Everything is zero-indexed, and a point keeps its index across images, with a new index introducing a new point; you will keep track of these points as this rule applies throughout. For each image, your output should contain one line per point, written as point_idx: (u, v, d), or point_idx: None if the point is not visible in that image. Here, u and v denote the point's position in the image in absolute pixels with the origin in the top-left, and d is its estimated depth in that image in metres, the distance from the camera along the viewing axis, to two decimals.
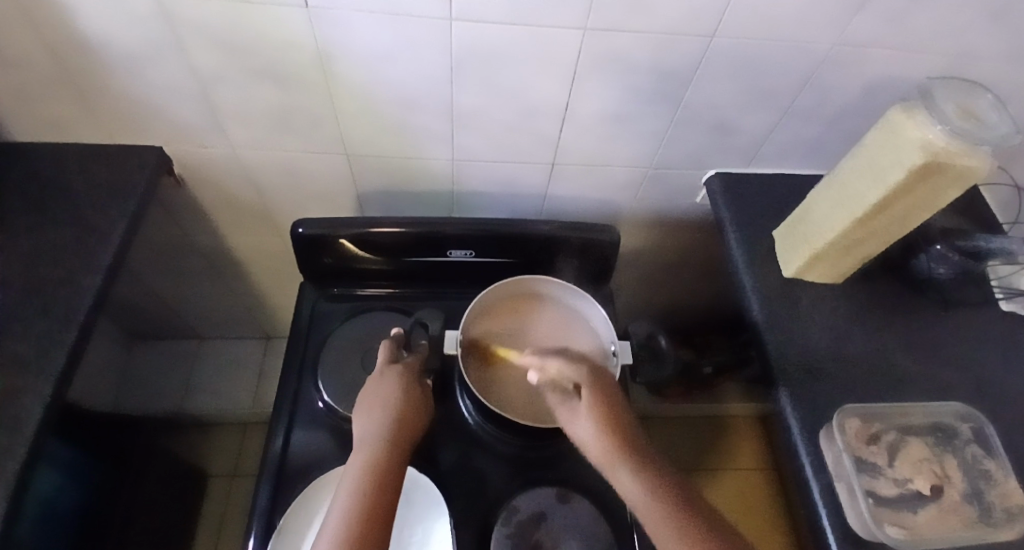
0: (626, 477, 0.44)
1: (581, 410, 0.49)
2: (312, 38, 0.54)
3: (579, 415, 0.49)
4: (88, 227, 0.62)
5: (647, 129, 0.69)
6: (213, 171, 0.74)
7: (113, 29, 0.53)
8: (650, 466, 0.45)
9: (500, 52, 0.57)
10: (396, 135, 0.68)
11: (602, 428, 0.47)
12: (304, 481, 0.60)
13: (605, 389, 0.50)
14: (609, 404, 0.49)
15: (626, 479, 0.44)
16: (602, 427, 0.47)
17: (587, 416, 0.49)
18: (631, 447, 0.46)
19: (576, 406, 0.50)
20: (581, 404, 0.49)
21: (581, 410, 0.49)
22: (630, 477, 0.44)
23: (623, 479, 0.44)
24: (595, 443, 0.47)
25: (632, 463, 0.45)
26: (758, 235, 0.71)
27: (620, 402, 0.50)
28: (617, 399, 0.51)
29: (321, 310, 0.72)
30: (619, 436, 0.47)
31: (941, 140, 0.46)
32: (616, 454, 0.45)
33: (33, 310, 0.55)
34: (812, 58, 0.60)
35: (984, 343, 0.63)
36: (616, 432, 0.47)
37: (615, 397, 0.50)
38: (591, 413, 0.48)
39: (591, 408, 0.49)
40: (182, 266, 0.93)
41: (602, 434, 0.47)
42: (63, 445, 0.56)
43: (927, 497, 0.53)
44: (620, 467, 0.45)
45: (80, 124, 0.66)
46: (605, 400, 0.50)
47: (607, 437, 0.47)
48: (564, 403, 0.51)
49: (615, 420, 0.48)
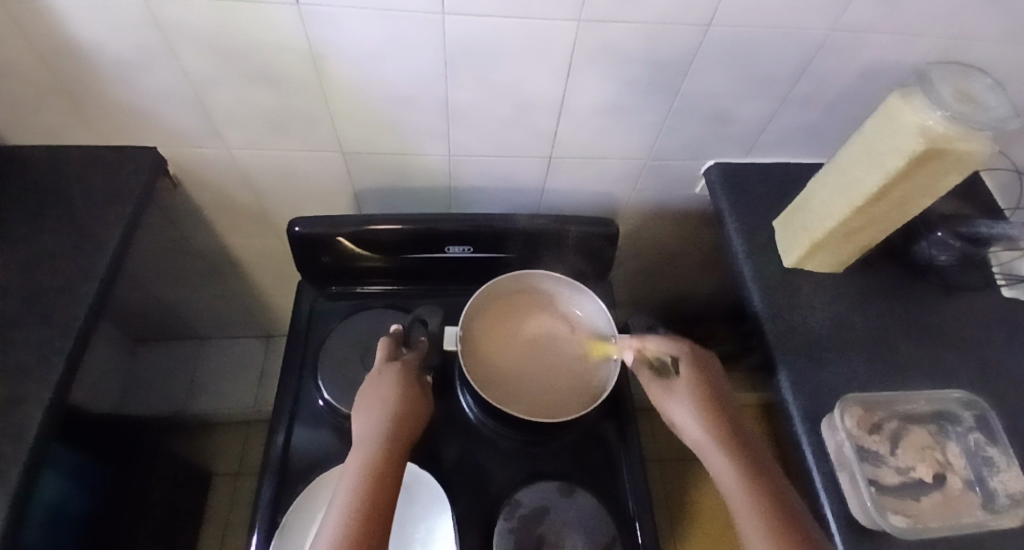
0: (717, 455, 0.50)
1: (680, 389, 0.54)
2: (303, 37, 0.54)
3: (677, 392, 0.54)
4: (86, 231, 0.62)
5: (644, 121, 0.69)
6: (208, 172, 0.74)
7: (102, 33, 0.52)
8: (740, 447, 0.50)
9: (493, 46, 0.56)
10: (391, 131, 0.68)
11: (699, 408, 0.53)
12: (307, 480, 0.60)
13: (706, 372, 0.55)
14: (707, 387, 0.54)
15: (717, 458, 0.50)
16: (699, 406, 0.53)
17: (686, 394, 0.54)
18: (726, 429, 0.52)
19: (674, 382, 0.55)
20: (681, 382, 0.55)
21: (680, 389, 0.55)
22: (721, 457, 0.50)
23: (714, 459, 0.50)
24: (691, 420, 0.53)
25: (725, 443, 0.50)
26: (757, 225, 0.71)
27: (718, 385, 0.55)
28: (717, 382, 0.56)
29: (321, 309, 0.72)
30: (716, 418, 0.52)
31: (941, 125, 0.46)
32: (709, 433, 0.51)
33: (32, 315, 0.55)
34: (808, 45, 0.59)
35: (986, 329, 0.63)
36: (711, 413, 0.53)
37: (714, 378, 0.56)
38: (691, 392, 0.54)
39: (691, 388, 0.54)
40: (180, 267, 0.93)
41: (697, 412, 0.53)
42: (67, 450, 0.56)
43: (929, 484, 0.53)
44: (713, 448, 0.50)
45: (72, 129, 0.66)
46: (704, 383, 0.55)
47: (703, 416, 0.52)
48: (659, 379, 0.56)
49: (712, 401, 0.54)
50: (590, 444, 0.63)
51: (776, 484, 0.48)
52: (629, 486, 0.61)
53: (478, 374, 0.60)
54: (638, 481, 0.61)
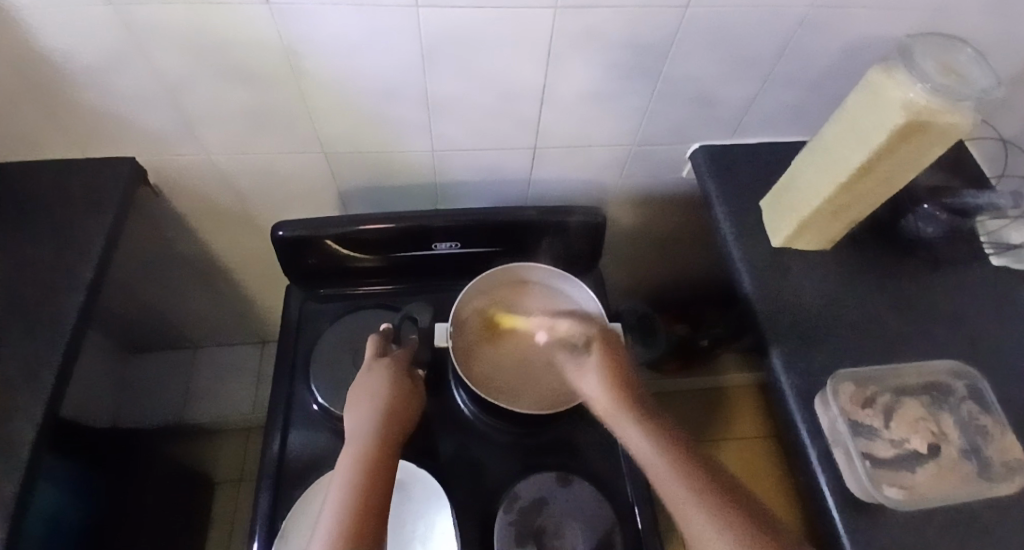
0: (630, 426, 0.46)
1: (589, 364, 0.51)
2: (278, 36, 0.53)
3: (587, 368, 0.51)
4: (69, 243, 0.61)
5: (627, 106, 0.68)
6: (190, 178, 0.73)
7: (71, 39, 0.52)
8: (652, 417, 0.47)
9: (471, 36, 0.55)
10: (373, 129, 0.67)
11: (610, 382, 0.49)
12: (304, 483, 0.60)
13: (614, 346, 0.53)
14: (617, 360, 0.51)
15: (628, 429, 0.46)
16: (610, 380, 0.49)
17: (595, 369, 0.51)
18: (636, 399, 0.48)
19: (586, 359, 0.52)
20: (592, 359, 0.52)
21: (590, 363, 0.52)
22: (634, 428, 0.46)
23: (626, 430, 0.46)
24: (599, 392, 0.49)
25: (635, 413, 0.47)
26: (744, 207, 0.70)
27: (626, 358, 0.52)
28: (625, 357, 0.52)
29: (310, 311, 0.72)
30: (625, 392, 0.48)
31: (923, 98, 0.46)
32: (619, 405, 0.47)
33: (18, 332, 0.54)
34: (789, 22, 0.59)
35: (975, 299, 0.63)
36: (621, 384, 0.49)
37: (621, 352, 0.52)
38: (600, 367, 0.51)
39: (600, 362, 0.51)
40: (169, 276, 0.92)
41: (607, 386, 0.49)
42: (61, 464, 0.56)
43: (925, 456, 0.53)
44: (623, 417, 0.47)
45: (49, 140, 0.65)
46: (613, 356, 0.52)
47: (612, 387, 0.49)
48: (572, 357, 0.54)
49: (622, 375, 0.50)
50: (585, 434, 0.63)
51: (697, 456, 0.44)
52: (626, 473, 0.61)
53: (505, 293, 0.65)
54: (635, 468, 0.61)
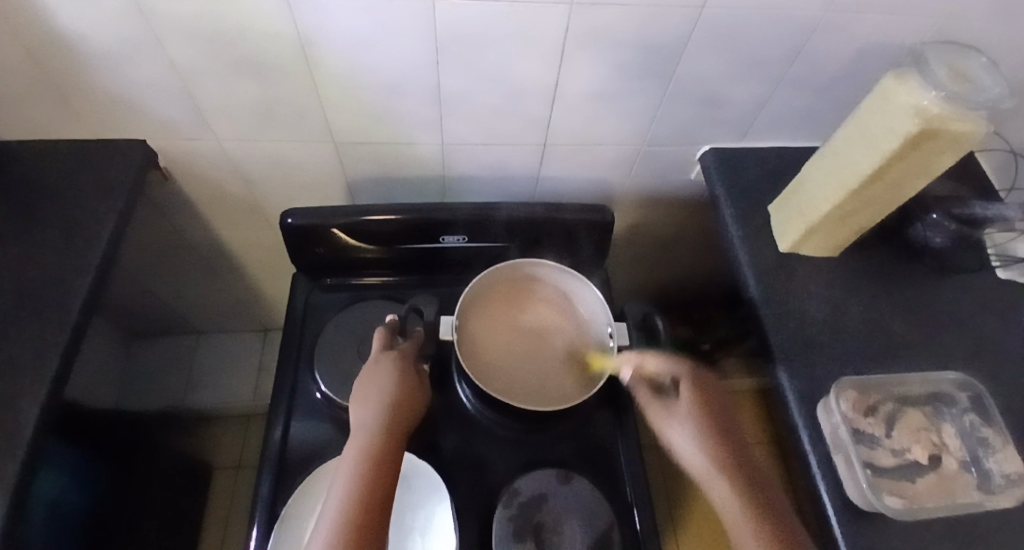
0: (719, 482, 0.47)
1: (681, 411, 0.52)
2: (289, 26, 0.53)
3: (677, 416, 0.52)
4: (77, 226, 0.61)
5: (637, 106, 0.68)
6: (199, 164, 0.73)
7: (84, 25, 0.52)
8: (743, 475, 0.47)
9: (483, 31, 0.55)
10: (383, 120, 0.67)
11: (701, 435, 0.50)
12: (306, 472, 0.60)
13: (707, 393, 0.53)
14: (708, 409, 0.52)
15: (717, 484, 0.47)
16: (699, 431, 0.50)
17: (686, 418, 0.52)
18: (728, 455, 0.49)
19: (675, 405, 0.53)
20: (681, 406, 0.53)
21: (680, 412, 0.53)
22: (722, 483, 0.47)
23: (715, 486, 0.47)
24: (690, 444, 0.50)
25: (727, 470, 0.47)
26: (753, 211, 0.70)
27: (719, 407, 0.53)
28: (719, 406, 0.53)
29: (316, 301, 0.72)
30: (719, 446, 0.49)
31: (935, 105, 0.46)
32: (710, 460, 0.48)
33: (24, 312, 0.54)
34: (804, 27, 0.58)
35: (982, 310, 0.63)
36: (712, 437, 0.50)
37: (715, 400, 0.53)
38: (691, 416, 0.52)
39: (692, 412, 0.52)
40: (175, 262, 0.93)
41: (698, 437, 0.50)
42: (64, 445, 0.56)
43: (925, 466, 0.53)
44: (713, 473, 0.48)
45: (60, 123, 0.65)
46: (705, 405, 0.52)
47: (704, 441, 0.50)
48: (659, 400, 0.55)
49: (714, 427, 0.51)
50: (588, 432, 0.63)
51: (785, 520, 0.44)
52: (627, 473, 0.61)
53: (510, 290, 0.65)
54: (635, 467, 0.61)
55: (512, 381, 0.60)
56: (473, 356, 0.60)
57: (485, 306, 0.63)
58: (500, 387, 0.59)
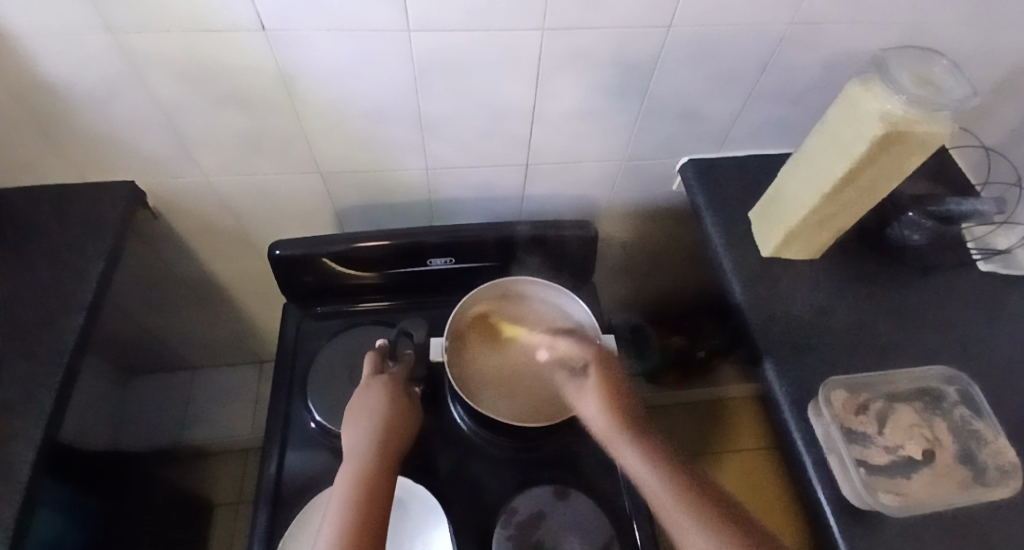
0: (627, 448, 0.47)
1: (587, 385, 0.52)
2: (272, 62, 0.55)
3: (585, 391, 0.52)
4: (68, 267, 0.62)
5: (616, 123, 0.70)
6: (189, 200, 0.74)
7: (71, 68, 0.53)
8: (648, 436, 0.48)
9: (463, 58, 0.57)
10: (368, 148, 0.69)
11: (607, 405, 0.50)
12: (301, 502, 0.60)
13: (609, 362, 0.53)
14: (612, 377, 0.52)
15: (623, 449, 0.47)
16: (603, 401, 0.50)
17: (592, 391, 0.52)
18: (632, 419, 0.49)
19: (583, 380, 0.53)
20: (588, 383, 0.52)
21: (587, 385, 0.53)
22: (629, 447, 0.47)
23: (623, 451, 0.48)
24: (598, 416, 0.50)
25: (628, 433, 0.48)
26: (734, 219, 0.72)
27: (621, 374, 0.53)
28: (622, 375, 0.53)
29: (307, 330, 0.72)
30: (622, 412, 0.49)
31: (899, 109, 0.47)
32: (615, 428, 0.48)
33: (16, 356, 0.55)
34: (770, 39, 0.60)
35: (965, 304, 0.64)
36: (616, 403, 0.50)
37: (617, 370, 0.53)
38: (597, 388, 0.51)
39: (596, 384, 0.52)
40: (168, 297, 0.93)
41: (604, 408, 0.50)
42: (59, 487, 0.56)
43: (919, 461, 0.53)
44: (617, 438, 0.48)
45: (50, 167, 0.66)
46: (608, 373, 0.52)
47: (608, 409, 0.50)
48: (571, 380, 0.55)
49: (617, 393, 0.51)
50: (584, 447, 0.63)
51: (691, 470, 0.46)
52: (623, 486, 0.61)
53: (501, 310, 0.65)
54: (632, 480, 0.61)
55: (492, 393, 0.61)
56: (464, 369, 0.62)
57: (477, 319, 0.65)
58: (481, 398, 0.60)
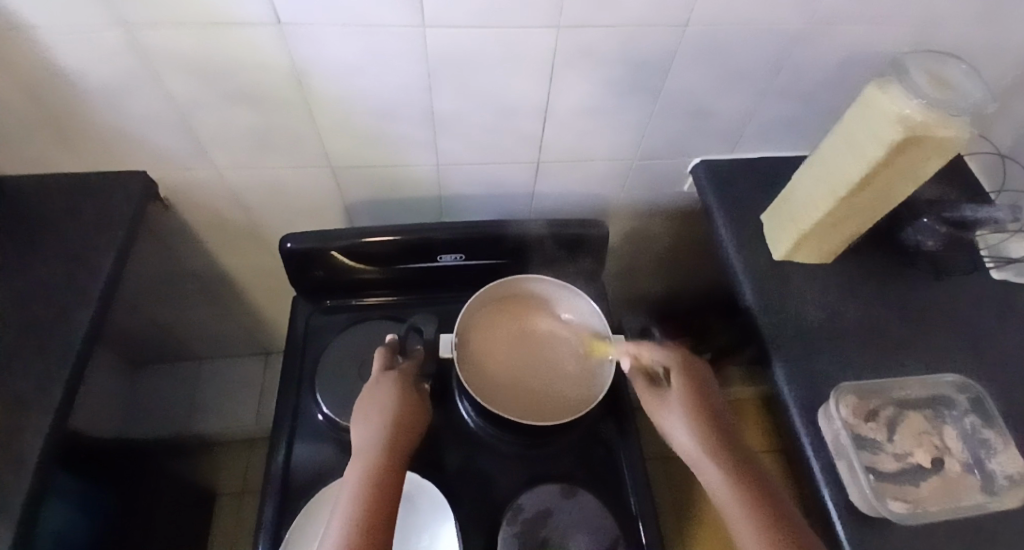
0: (714, 469, 0.49)
1: (673, 399, 0.54)
2: (284, 56, 0.55)
3: (670, 402, 0.54)
4: (80, 257, 0.62)
5: (627, 121, 0.70)
6: (199, 193, 0.74)
7: (84, 61, 0.53)
8: (736, 458, 0.50)
9: (475, 55, 0.57)
10: (378, 143, 0.68)
11: (697, 424, 0.52)
12: (310, 495, 0.60)
13: (697, 377, 0.55)
14: (698, 395, 0.54)
15: (710, 470, 0.49)
16: (690, 419, 0.52)
17: (679, 407, 0.53)
18: (720, 440, 0.51)
19: (667, 392, 0.55)
20: (672, 394, 0.54)
21: (672, 399, 0.54)
22: (715, 469, 0.49)
23: (708, 473, 0.49)
24: (682, 429, 0.52)
25: (717, 454, 0.50)
26: (746, 220, 0.71)
27: (708, 390, 0.55)
28: (709, 391, 0.55)
29: (316, 323, 0.72)
30: (709, 429, 0.51)
31: (919, 113, 0.47)
32: (703, 449, 0.50)
33: (28, 344, 0.55)
34: (785, 39, 0.60)
35: (977, 310, 0.64)
36: (702, 421, 0.52)
37: (704, 385, 0.55)
38: (684, 404, 0.53)
39: (683, 401, 0.53)
40: (176, 288, 0.93)
41: (692, 425, 0.52)
42: (68, 477, 0.56)
43: (927, 469, 0.53)
44: (705, 459, 0.50)
45: (61, 157, 0.66)
46: (694, 389, 0.54)
47: (697, 428, 0.51)
48: (651, 388, 0.56)
49: (705, 413, 0.53)
50: (592, 445, 0.63)
51: (774, 494, 0.47)
52: (630, 486, 0.61)
53: (511, 306, 0.65)
54: (639, 480, 0.61)
55: (498, 389, 0.60)
56: (474, 363, 0.62)
57: (486, 314, 0.64)
58: (487, 393, 0.60)
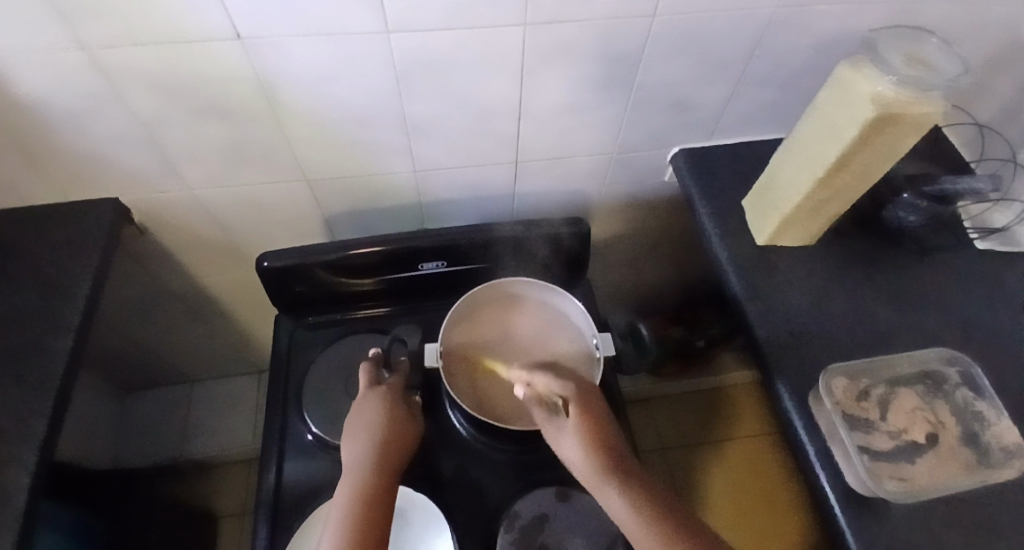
0: (612, 496, 0.41)
1: (565, 425, 0.47)
2: (249, 70, 0.54)
3: (564, 433, 0.46)
4: (54, 289, 0.61)
5: (605, 115, 0.69)
6: (174, 213, 0.73)
7: (43, 85, 0.52)
8: (638, 488, 0.42)
9: (444, 58, 0.56)
10: (354, 154, 0.68)
11: (588, 446, 0.44)
12: (302, 514, 0.59)
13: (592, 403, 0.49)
14: (594, 415, 0.47)
15: (607, 494, 0.42)
16: (585, 441, 0.45)
17: (572, 432, 0.46)
18: (617, 462, 0.44)
19: (559, 421, 0.48)
20: (568, 420, 0.47)
21: (565, 425, 0.47)
22: (614, 496, 0.41)
23: (609, 500, 0.41)
24: (581, 460, 0.44)
25: (615, 476, 0.42)
26: (728, 208, 0.71)
27: (606, 416, 0.48)
28: (605, 418, 0.48)
29: (300, 340, 0.71)
30: (605, 452, 0.44)
31: (891, 91, 0.46)
32: (597, 466, 0.43)
33: (5, 382, 0.54)
34: (758, 23, 0.59)
35: (964, 284, 0.64)
36: (600, 444, 0.45)
37: (598, 407, 0.49)
38: (577, 426, 0.46)
39: (576, 421, 0.47)
40: (161, 312, 0.92)
41: (587, 451, 0.44)
42: (55, 513, 0.55)
43: (923, 445, 0.52)
44: (602, 481, 0.43)
45: (30, 186, 0.65)
46: (591, 413, 0.48)
47: (591, 448, 0.44)
48: (548, 418, 0.49)
49: (601, 434, 0.46)
50: None
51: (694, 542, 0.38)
52: None
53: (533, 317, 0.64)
54: None
55: (505, 405, 0.59)
56: (476, 317, 0.64)
57: (509, 310, 0.65)
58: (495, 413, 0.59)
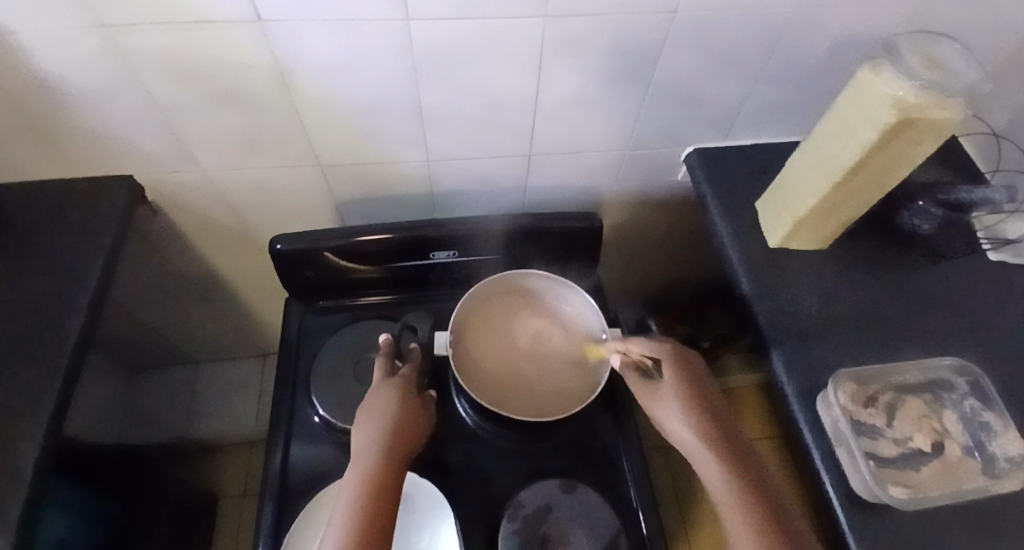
0: (704, 455, 0.48)
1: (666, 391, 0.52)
2: (267, 55, 0.54)
3: (664, 394, 0.52)
4: (67, 266, 0.61)
5: (620, 110, 0.69)
6: (187, 195, 0.73)
7: (61, 65, 0.52)
8: (730, 450, 0.48)
9: (459, 49, 0.56)
10: (368, 142, 0.68)
11: (691, 411, 0.50)
12: (308, 497, 0.60)
13: (690, 368, 0.54)
14: (693, 387, 0.52)
15: (703, 454, 0.48)
16: (687, 405, 0.51)
17: (674, 398, 0.52)
18: (714, 425, 0.49)
19: (661, 382, 0.54)
20: (668, 383, 0.53)
21: (664, 389, 0.53)
22: (709, 459, 0.47)
23: (703, 461, 0.48)
24: (680, 421, 0.50)
25: (715, 444, 0.48)
26: (740, 208, 0.71)
27: (706, 385, 0.53)
28: (705, 387, 0.53)
29: (309, 325, 0.72)
30: (704, 417, 0.50)
31: (911, 95, 0.46)
32: (697, 428, 0.49)
33: (16, 358, 0.54)
34: (777, 23, 0.59)
35: (975, 292, 0.64)
36: (699, 414, 0.50)
37: (698, 374, 0.54)
38: (678, 393, 0.52)
39: (677, 386, 0.52)
40: (170, 293, 0.93)
41: (689, 420, 0.50)
42: (64, 489, 0.55)
43: (928, 454, 0.52)
44: (704, 447, 0.48)
45: (45, 164, 0.65)
46: (689, 379, 0.53)
47: (694, 419, 0.50)
48: (644, 381, 0.55)
49: (701, 401, 0.51)
50: (593, 439, 0.63)
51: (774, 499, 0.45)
52: (630, 478, 0.61)
53: (549, 322, 0.65)
54: (639, 471, 0.61)
55: (482, 377, 0.61)
56: (512, 297, 0.65)
57: (534, 308, 0.65)
58: (515, 405, 0.59)
